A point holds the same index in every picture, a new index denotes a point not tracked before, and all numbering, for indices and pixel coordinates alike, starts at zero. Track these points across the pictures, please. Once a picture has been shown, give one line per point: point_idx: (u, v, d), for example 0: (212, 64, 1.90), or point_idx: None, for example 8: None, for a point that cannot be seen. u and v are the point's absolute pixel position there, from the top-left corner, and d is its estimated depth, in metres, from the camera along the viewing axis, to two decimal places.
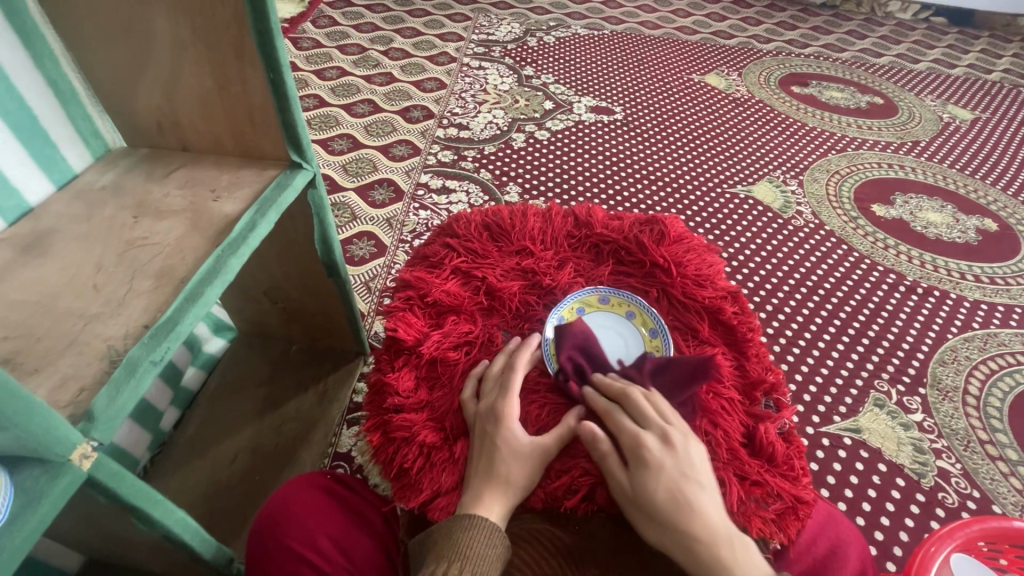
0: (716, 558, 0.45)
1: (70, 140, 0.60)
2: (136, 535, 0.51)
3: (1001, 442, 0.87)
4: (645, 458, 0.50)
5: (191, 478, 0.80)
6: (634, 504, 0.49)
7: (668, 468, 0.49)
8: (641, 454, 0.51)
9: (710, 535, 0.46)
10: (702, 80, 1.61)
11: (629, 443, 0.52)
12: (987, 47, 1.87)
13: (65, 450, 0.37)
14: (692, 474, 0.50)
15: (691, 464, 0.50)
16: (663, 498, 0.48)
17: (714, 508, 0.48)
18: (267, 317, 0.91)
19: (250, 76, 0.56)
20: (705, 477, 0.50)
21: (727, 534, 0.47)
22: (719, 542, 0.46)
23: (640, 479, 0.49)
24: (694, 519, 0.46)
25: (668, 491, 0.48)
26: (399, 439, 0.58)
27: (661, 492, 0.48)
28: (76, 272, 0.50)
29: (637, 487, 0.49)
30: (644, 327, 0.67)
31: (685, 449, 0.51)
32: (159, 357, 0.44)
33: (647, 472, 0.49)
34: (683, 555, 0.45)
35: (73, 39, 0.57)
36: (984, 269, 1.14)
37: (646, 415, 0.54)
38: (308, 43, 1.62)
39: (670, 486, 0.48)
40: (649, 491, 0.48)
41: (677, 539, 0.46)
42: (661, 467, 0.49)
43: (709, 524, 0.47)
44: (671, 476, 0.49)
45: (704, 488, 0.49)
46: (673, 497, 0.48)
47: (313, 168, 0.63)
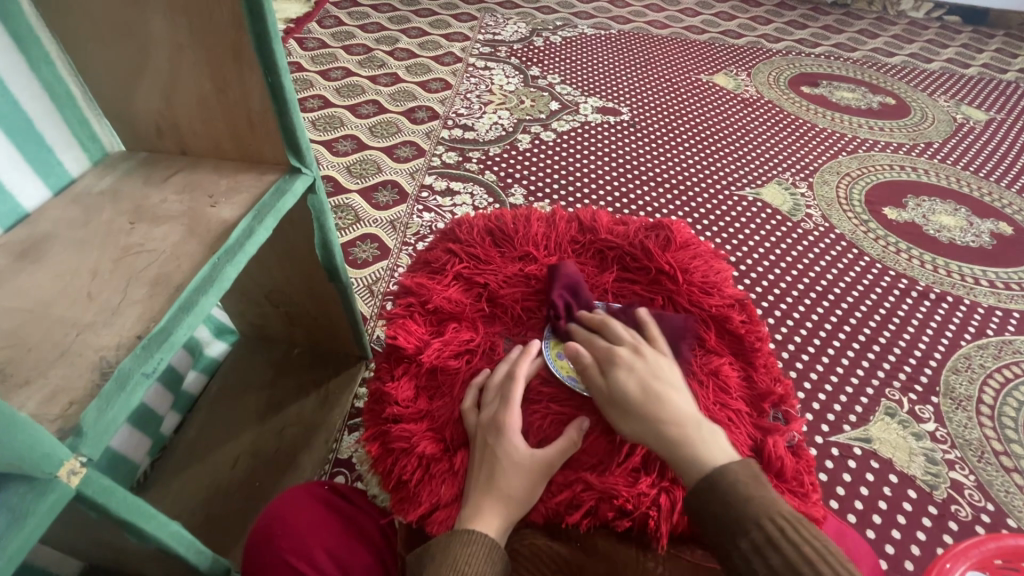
0: (682, 437, 0.49)
1: (68, 144, 0.60)
2: (130, 547, 0.50)
3: (1016, 453, 0.85)
4: (619, 364, 0.55)
5: (192, 484, 0.79)
6: (610, 402, 0.54)
7: (639, 370, 0.54)
8: (614, 361, 0.56)
9: (677, 419, 0.50)
10: (710, 80, 1.59)
11: (604, 355, 0.57)
12: (1002, 46, 1.84)
13: (52, 467, 0.36)
14: (662, 375, 0.54)
15: (660, 368, 0.55)
16: (634, 393, 0.52)
17: (684, 400, 0.52)
18: (268, 321, 0.90)
19: (248, 80, 0.55)
20: (676, 379, 0.55)
21: (694, 419, 0.51)
22: (686, 424, 0.50)
23: (614, 379, 0.54)
24: (661, 407, 0.51)
25: (639, 387, 0.53)
26: (399, 450, 0.56)
27: (633, 389, 0.53)
28: (70, 280, 0.49)
29: (612, 387, 0.54)
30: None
31: (655, 358, 0.56)
32: (151, 370, 0.43)
33: (620, 373, 0.54)
34: (654, 438, 0.50)
35: (70, 42, 0.57)
36: (999, 274, 1.11)
37: (621, 334, 0.59)
38: (314, 43, 1.62)
39: (641, 383, 0.53)
40: (623, 388, 0.53)
41: (648, 424, 0.50)
42: (634, 369, 0.54)
43: (677, 411, 0.51)
44: (642, 376, 0.54)
45: (674, 386, 0.54)
46: (644, 391, 0.52)
47: (313, 172, 0.62)
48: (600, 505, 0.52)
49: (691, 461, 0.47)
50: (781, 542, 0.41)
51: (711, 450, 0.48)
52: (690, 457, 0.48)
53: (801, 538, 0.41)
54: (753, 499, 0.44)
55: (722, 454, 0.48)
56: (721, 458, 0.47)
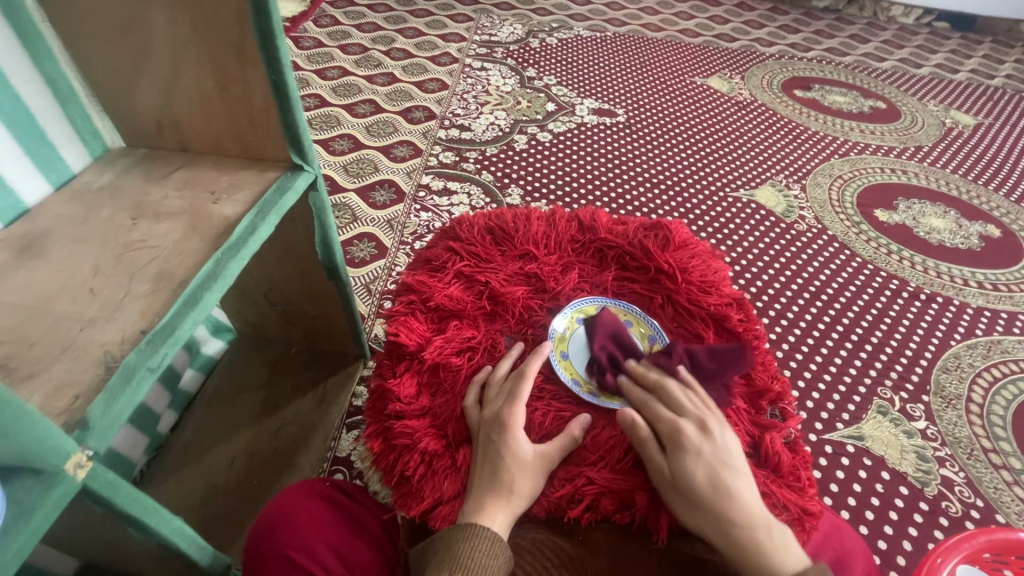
0: (757, 543, 0.46)
1: (68, 139, 0.59)
2: (132, 543, 0.50)
3: (1004, 450, 0.87)
4: (686, 446, 0.51)
5: (189, 483, 0.79)
6: (675, 491, 0.50)
7: (708, 456, 0.51)
8: (679, 441, 0.52)
9: (750, 521, 0.47)
10: (705, 83, 1.60)
11: (667, 430, 0.53)
12: (989, 52, 1.87)
13: (59, 459, 0.36)
14: (731, 462, 0.51)
15: (728, 452, 0.52)
16: (704, 485, 0.49)
17: (752, 495, 0.49)
18: (266, 319, 0.90)
19: (251, 76, 0.55)
20: (742, 465, 0.52)
21: (766, 519, 0.48)
22: (759, 527, 0.47)
23: (680, 465, 0.50)
24: (734, 506, 0.48)
25: (707, 477, 0.49)
26: (401, 446, 0.57)
27: (703, 481, 0.49)
28: (73, 275, 0.49)
29: (677, 472, 0.50)
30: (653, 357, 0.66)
31: (722, 437, 0.53)
32: (156, 364, 0.43)
33: (688, 459, 0.50)
34: (725, 540, 0.47)
35: (71, 37, 0.56)
36: (987, 275, 1.13)
37: (684, 404, 0.55)
38: (310, 42, 1.62)
39: (709, 472, 0.50)
40: (690, 477, 0.50)
41: (719, 524, 0.48)
42: (700, 453, 0.51)
43: (749, 511, 0.48)
44: (710, 463, 0.50)
45: (742, 475, 0.51)
46: (715, 484, 0.49)
47: (315, 170, 0.62)
48: (601, 499, 0.53)
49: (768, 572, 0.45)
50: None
51: (787, 559, 0.46)
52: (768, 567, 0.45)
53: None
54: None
55: (799, 564, 0.46)
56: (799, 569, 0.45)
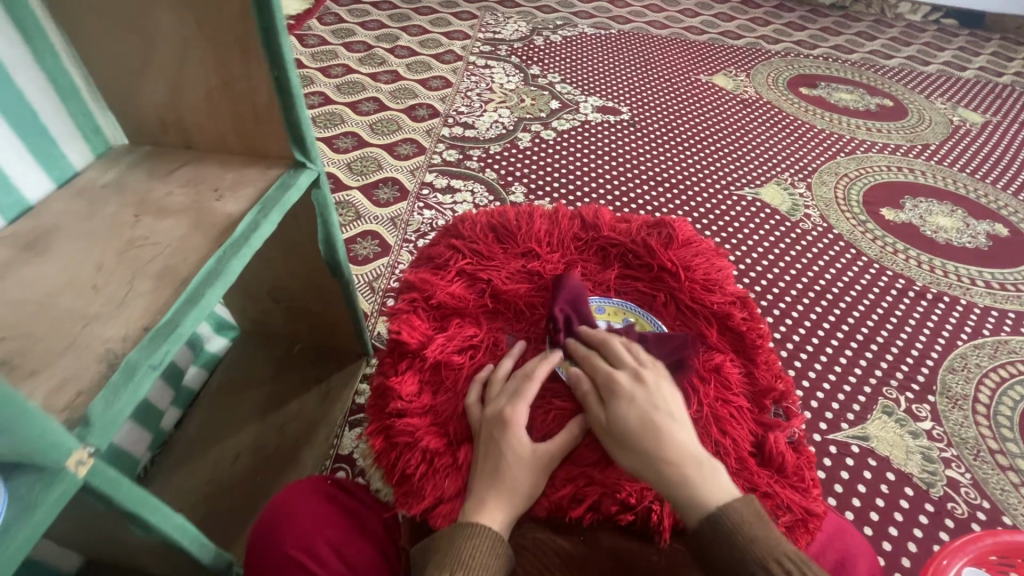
0: (685, 477, 0.47)
1: (71, 137, 0.60)
2: (134, 539, 0.50)
3: (1011, 451, 0.86)
4: (621, 394, 0.53)
5: (193, 479, 0.79)
6: (611, 438, 0.52)
7: (640, 399, 0.52)
8: (614, 389, 0.54)
9: (678, 454, 0.48)
10: (710, 80, 1.60)
11: (603, 381, 0.55)
12: (997, 49, 1.86)
13: (60, 455, 0.36)
14: (663, 404, 0.52)
15: (662, 396, 0.53)
16: (635, 426, 0.50)
17: (685, 434, 0.50)
18: (269, 317, 0.90)
19: (254, 72, 0.55)
20: (677, 407, 0.52)
21: (696, 455, 0.48)
22: (688, 461, 0.48)
23: (613, 410, 0.52)
24: (663, 441, 0.49)
25: (638, 418, 0.51)
26: (402, 444, 0.56)
27: (634, 421, 0.50)
28: (76, 272, 0.49)
29: (611, 417, 0.52)
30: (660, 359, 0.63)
31: (656, 384, 0.54)
32: (157, 361, 0.43)
33: (620, 403, 0.52)
34: (654, 476, 0.48)
35: (75, 33, 0.57)
36: (994, 275, 1.12)
37: (622, 359, 0.57)
38: (314, 40, 1.62)
39: (640, 413, 0.51)
40: (621, 419, 0.51)
41: (648, 461, 0.48)
42: (632, 398, 0.52)
43: (680, 446, 0.49)
44: (642, 406, 0.52)
45: (676, 416, 0.51)
46: (645, 423, 0.50)
47: (318, 167, 0.62)
48: (604, 500, 0.53)
49: (693, 504, 0.46)
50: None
51: (715, 492, 0.46)
52: (694, 499, 0.46)
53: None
54: (759, 547, 0.42)
55: (726, 495, 0.46)
56: (723, 500, 0.46)
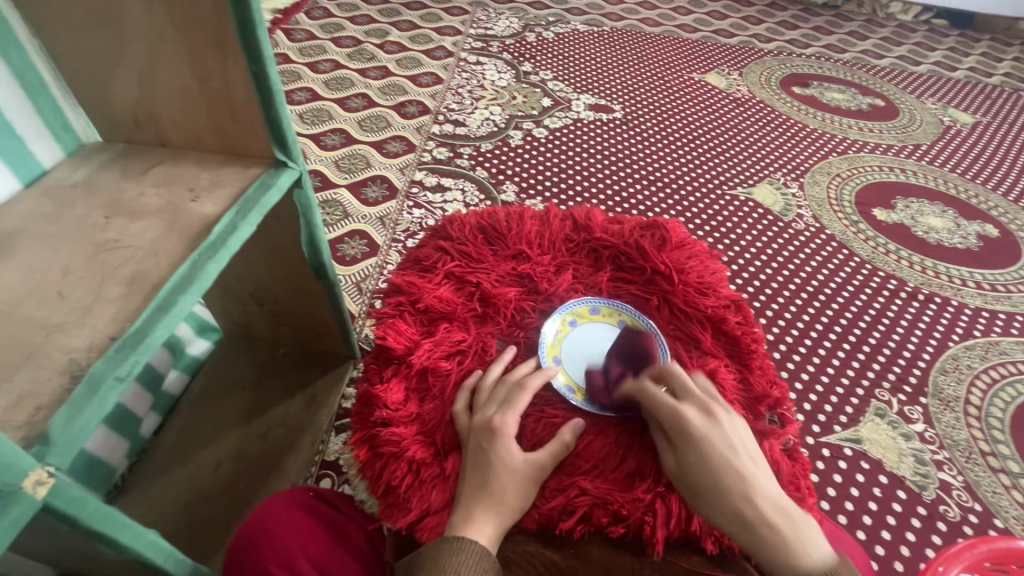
0: (778, 533, 0.44)
1: (39, 134, 0.57)
2: (104, 556, 0.48)
3: (1002, 453, 0.86)
4: (700, 438, 0.49)
5: (172, 487, 0.77)
6: (690, 487, 0.48)
7: (721, 445, 0.48)
8: (688, 431, 0.50)
9: (767, 510, 0.45)
10: (703, 79, 1.58)
11: (673, 421, 0.51)
12: (988, 50, 1.86)
13: (16, 477, 0.33)
14: (743, 451, 0.49)
15: (738, 439, 0.49)
16: (719, 476, 0.47)
17: (770, 486, 0.47)
18: (253, 319, 0.87)
19: (231, 68, 0.53)
20: (756, 454, 0.49)
21: (784, 508, 0.46)
22: (778, 518, 0.45)
23: (690, 458, 0.49)
24: (749, 495, 0.46)
25: (720, 467, 0.47)
26: (387, 455, 0.55)
27: (717, 471, 0.47)
28: (41, 277, 0.46)
29: (687, 466, 0.49)
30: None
31: (731, 425, 0.50)
32: (125, 373, 0.40)
33: (697, 449, 0.49)
34: (744, 532, 0.45)
35: (42, 25, 0.54)
36: (985, 276, 1.12)
37: (694, 393, 0.52)
38: (302, 34, 1.59)
39: (721, 461, 0.47)
40: (701, 468, 0.48)
41: (734, 515, 0.45)
42: (710, 442, 0.49)
43: (767, 500, 0.46)
44: (721, 451, 0.48)
45: (757, 464, 0.48)
46: (726, 475, 0.47)
47: (300, 166, 0.60)
48: (595, 511, 0.51)
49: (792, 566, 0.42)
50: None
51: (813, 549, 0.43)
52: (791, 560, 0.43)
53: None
54: None
55: (823, 556, 0.43)
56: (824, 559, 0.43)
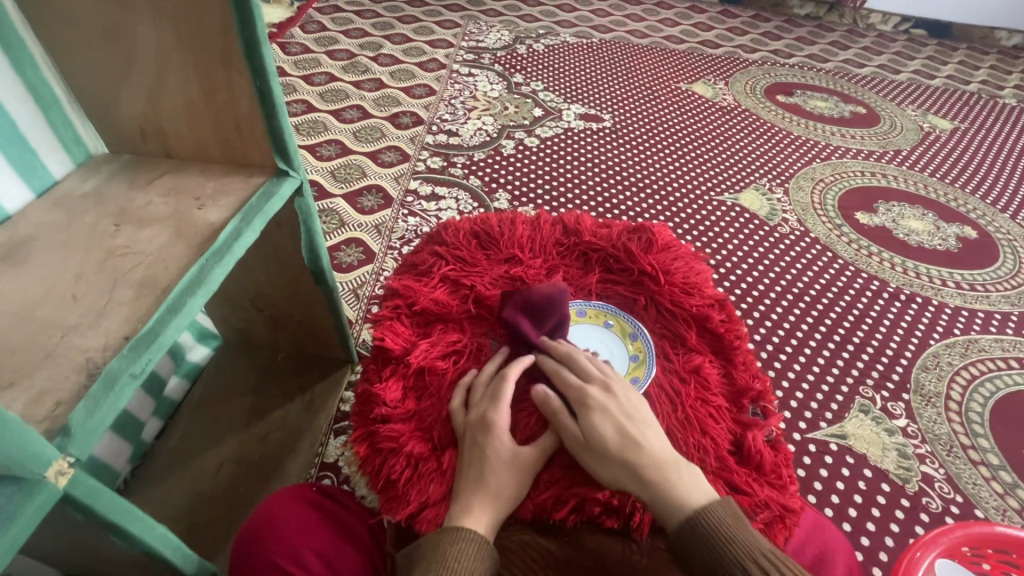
0: (701, 504, 0.46)
1: (51, 146, 0.59)
2: (115, 551, 0.50)
3: (982, 447, 0.89)
4: (590, 395, 0.55)
5: (174, 490, 0.78)
6: (588, 449, 0.52)
7: (613, 410, 0.53)
8: (588, 408, 0.54)
9: (657, 460, 0.49)
10: (689, 88, 1.63)
11: (576, 397, 0.55)
12: (965, 58, 1.92)
13: (40, 466, 0.36)
14: (635, 413, 0.53)
15: (631, 409, 0.54)
16: (618, 453, 0.50)
17: (658, 441, 0.51)
18: (252, 326, 0.90)
19: (236, 82, 0.55)
20: (645, 415, 0.54)
21: (673, 459, 0.50)
22: (668, 466, 0.49)
23: (590, 425, 0.52)
24: (653, 459, 0.49)
25: (617, 431, 0.51)
26: (386, 450, 0.57)
27: (622, 455, 0.50)
28: (56, 282, 0.49)
29: (588, 430, 0.52)
30: (629, 374, 0.63)
31: (626, 397, 0.55)
32: (139, 370, 0.43)
33: (594, 418, 0.53)
34: (640, 487, 0.48)
35: (55, 44, 0.57)
36: (965, 276, 1.16)
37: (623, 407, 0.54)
38: (297, 48, 1.62)
39: (619, 427, 0.52)
40: (600, 432, 0.51)
41: (639, 480, 0.48)
42: (607, 410, 0.53)
43: (654, 452, 0.50)
44: (617, 418, 0.53)
45: (648, 426, 0.53)
46: (623, 437, 0.51)
47: (300, 175, 0.62)
48: (586, 501, 0.53)
49: (748, 554, 0.42)
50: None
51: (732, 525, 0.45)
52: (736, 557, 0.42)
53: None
54: (667, 487, 0.47)
55: (656, 448, 0.50)
56: (705, 507, 0.45)
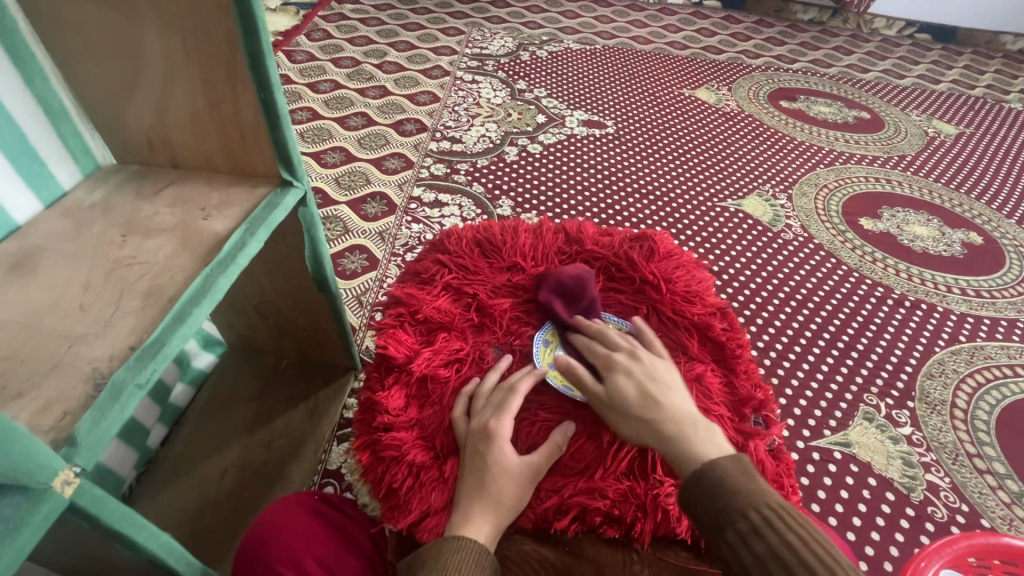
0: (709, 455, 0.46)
1: (60, 157, 0.60)
2: (120, 559, 0.50)
3: (989, 455, 0.88)
4: (617, 361, 0.57)
5: (179, 497, 0.79)
6: (610, 409, 0.55)
7: (637, 373, 0.55)
8: (614, 372, 0.57)
9: (674, 417, 0.51)
10: (693, 94, 1.63)
11: (604, 364, 0.58)
12: (970, 63, 1.91)
13: (47, 476, 0.36)
14: (659, 376, 0.55)
15: (657, 372, 0.56)
16: (637, 411, 0.52)
17: (680, 400, 0.53)
18: (257, 333, 0.90)
19: (241, 95, 0.56)
20: (671, 379, 0.55)
21: (693, 417, 0.51)
22: (685, 422, 0.50)
23: (614, 387, 0.55)
24: (669, 415, 0.51)
25: (638, 391, 0.53)
26: (388, 459, 0.57)
27: (640, 412, 0.52)
28: (64, 292, 0.49)
29: (611, 392, 0.55)
30: None
31: (654, 363, 0.57)
32: (145, 380, 0.43)
33: (618, 381, 0.55)
34: (657, 440, 0.50)
35: (64, 57, 0.58)
36: (970, 282, 1.15)
37: (648, 371, 0.56)
38: (302, 56, 1.63)
39: (641, 388, 0.54)
40: (622, 393, 0.54)
41: (657, 434, 0.50)
42: (631, 373, 0.55)
43: (673, 409, 0.51)
44: (640, 380, 0.55)
45: (672, 387, 0.54)
46: (644, 396, 0.53)
47: (304, 185, 0.63)
48: (587, 510, 0.54)
49: (749, 502, 0.42)
50: (772, 535, 0.40)
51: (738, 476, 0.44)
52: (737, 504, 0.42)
53: (788, 527, 0.40)
54: (680, 441, 0.49)
55: (676, 407, 0.52)
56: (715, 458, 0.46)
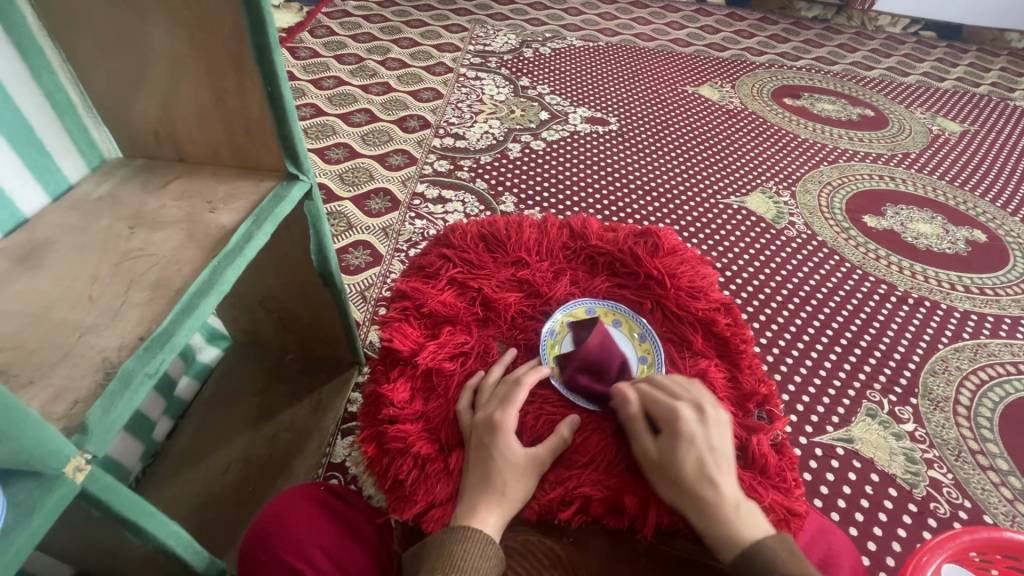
0: (767, 544, 0.46)
1: (67, 150, 0.61)
2: (127, 548, 0.51)
3: (991, 452, 0.88)
4: (679, 420, 0.54)
5: (185, 489, 0.79)
6: (660, 470, 0.52)
7: (697, 439, 0.53)
8: (671, 432, 0.54)
9: (726, 502, 0.49)
10: (696, 92, 1.63)
11: (664, 417, 0.55)
12: (975, 60, 1.91)
13: (58, 463, 0.37)
14: (719, 447, 0.53)
15: (716, 442, 0.53)
16: (691, 484, 0.50)
17: (732, 481, 0.51)
18: (262, 327, 0.91)
19: (248, 89, 0.56)
20: (727, 453, 0.53)
21: (743, 503, 0.50)
22: (736, 509, 0.49)
23: (670, 450, 0.52)
24: (724, 501, 0.49)
25: (697, 463, 0.51)
26: (394, 450, 0.58)
27: (696, 488, 0.50)
28: (73, 283, 0.50)
29: (666, 455, 0.53)
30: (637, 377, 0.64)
31: (715, 429, 0.54)
32: (153, 370, 0.44)
33: (677, 444, 0.52)
34: (701, 519, 0.49)
35: (71, 50, 0.58)
36: (973, 279, 1.15)
37: (709, 439, 0.53)
38: (306, 52, 1.63)
39: (699, 460, 0.51)
40: (679, 461, 0.51)
41: (704, 512, 0.49)
42: (693, 440, 0.52)
43: (727, 493, 0.50)
44: (701, 451, 0.52)
45: (728, 465, 0.52)
46: (701, 470, 0.51)
47: (310, 179, 0.63)
48: (591, 501, 0.54)
49: None
50: None
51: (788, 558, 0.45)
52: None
53: None
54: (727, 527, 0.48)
55: (728, 488, 0.50)
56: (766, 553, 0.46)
